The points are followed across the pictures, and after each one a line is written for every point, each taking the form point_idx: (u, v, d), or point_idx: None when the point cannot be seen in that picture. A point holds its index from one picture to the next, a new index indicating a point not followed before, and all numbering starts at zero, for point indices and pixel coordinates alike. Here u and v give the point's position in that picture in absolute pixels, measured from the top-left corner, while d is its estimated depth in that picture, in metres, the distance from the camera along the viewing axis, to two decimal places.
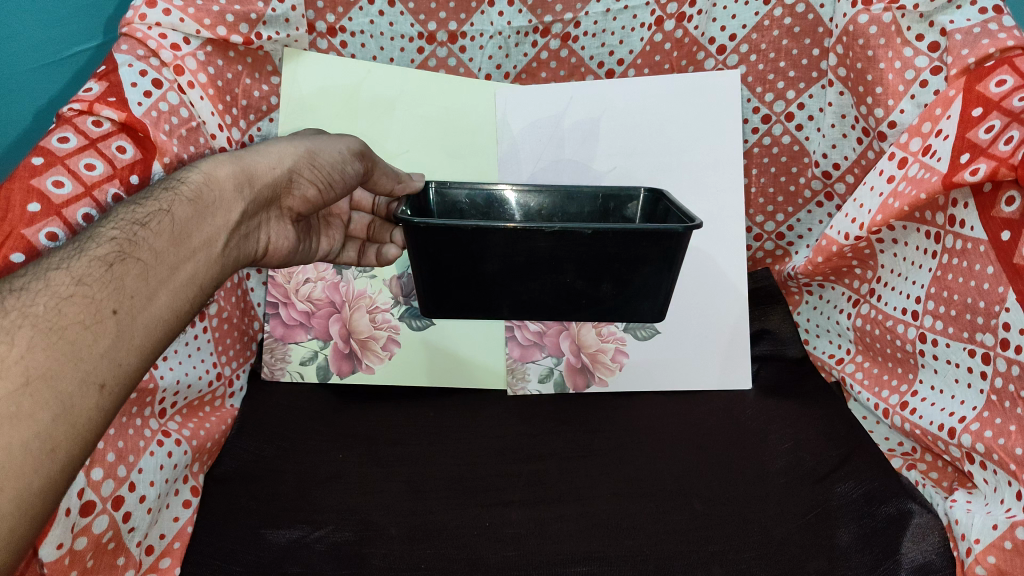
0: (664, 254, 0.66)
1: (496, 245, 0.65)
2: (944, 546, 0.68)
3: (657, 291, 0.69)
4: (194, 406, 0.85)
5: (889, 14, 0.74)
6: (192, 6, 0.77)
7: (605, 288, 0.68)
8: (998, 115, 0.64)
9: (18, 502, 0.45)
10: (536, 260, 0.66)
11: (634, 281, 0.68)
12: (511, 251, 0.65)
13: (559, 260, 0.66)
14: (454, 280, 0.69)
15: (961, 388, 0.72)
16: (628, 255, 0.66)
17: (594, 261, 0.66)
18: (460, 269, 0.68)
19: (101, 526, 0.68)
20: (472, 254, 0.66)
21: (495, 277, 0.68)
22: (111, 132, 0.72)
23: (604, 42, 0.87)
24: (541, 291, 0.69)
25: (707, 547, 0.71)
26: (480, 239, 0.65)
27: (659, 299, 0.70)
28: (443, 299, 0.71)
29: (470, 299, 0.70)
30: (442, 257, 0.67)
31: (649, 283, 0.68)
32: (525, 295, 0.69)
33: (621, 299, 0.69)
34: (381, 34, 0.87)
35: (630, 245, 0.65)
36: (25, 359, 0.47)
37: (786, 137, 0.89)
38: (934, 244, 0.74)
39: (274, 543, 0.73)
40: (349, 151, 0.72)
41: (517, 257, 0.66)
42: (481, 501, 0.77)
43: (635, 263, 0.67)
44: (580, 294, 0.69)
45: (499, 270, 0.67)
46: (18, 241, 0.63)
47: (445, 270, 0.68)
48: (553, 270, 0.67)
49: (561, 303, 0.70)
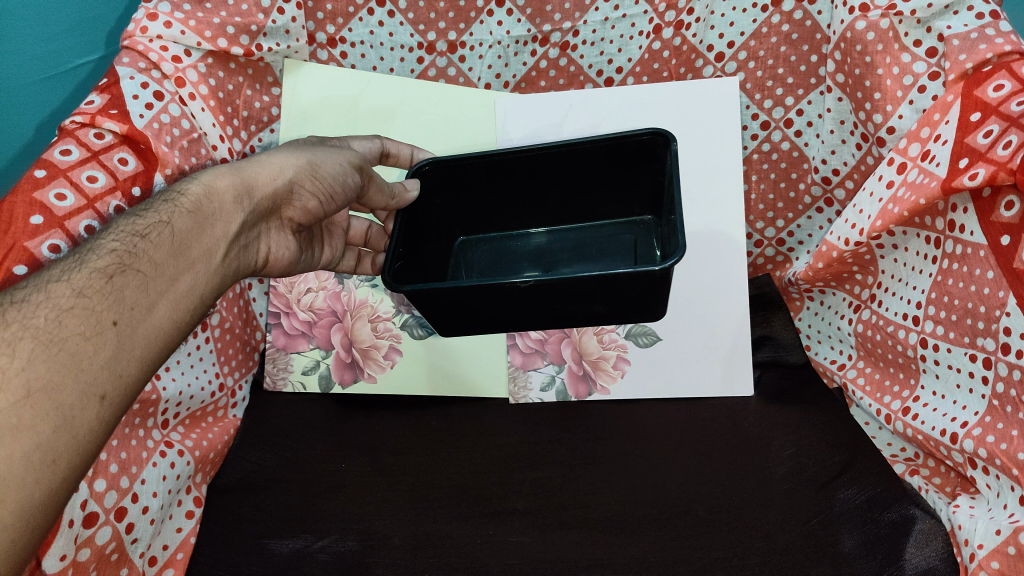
0: (650, 280, 0.67)
1: (485, 295, 0.68)
2: (947, 551, 0.70)
3: (653, 301, 0.72)
4: (197, 417, 0.85)
5: (886, 20, 0.75)
6: (192, 19, 0.77)
7: (598, 307, 0.71)
8: (997, 119, 0.64)
9: (19, 513, 0.45)
10: (528, 299, 0.69)
11: (626, 299, 0.70)
12: (503, 296, 0.68)
13: (550, 296, 0.68)
14: (459, 315, 0.73)
15: (962, 393, 0.72)
16: (612, 286, 0.67)
17: (581, 293, 0.68)
18: (459, 309, 0.72)
19: (104, 537, 0.69)
20: (463, 301, 0.70)
21: (491, 310, 0.72)
22: (112, 144, 0.72)
23: (603, 50, 0.88)
24: (540, 316, 0.73)
25: (711, 554, 0.73)
26: (469, 292, 0.68)
27: (654, 305, 0.72)
28: (451, 326, 0.76)
29: (476, 323, 0.75)
30: (441, 303, 0.70)
31: (639, 296, 0.70)
32: (526, 316, 0.73)
33: (615, 313, 0.72)
34: (381, 45, 0.87)
35: (611, 282, 0.66)
36: (25, 371, 0.47)
37: (786, 143, 0.89)
38: (935, 249, 0.74)
39: (277, 552, 0.77)
40: (349, 163, 0.71)
41: (506, 298, 0.69)
42: (483, 510, 0.79)
43: (620, 290, 0.68)
44: (575, 313, 0.72)
45: (494, 307, 0.71)
46: (21, 254, 0.63)
47: (443, 310, 0.72)
48: (545, 301, 0.70)
49: (560, 317, 0.73)
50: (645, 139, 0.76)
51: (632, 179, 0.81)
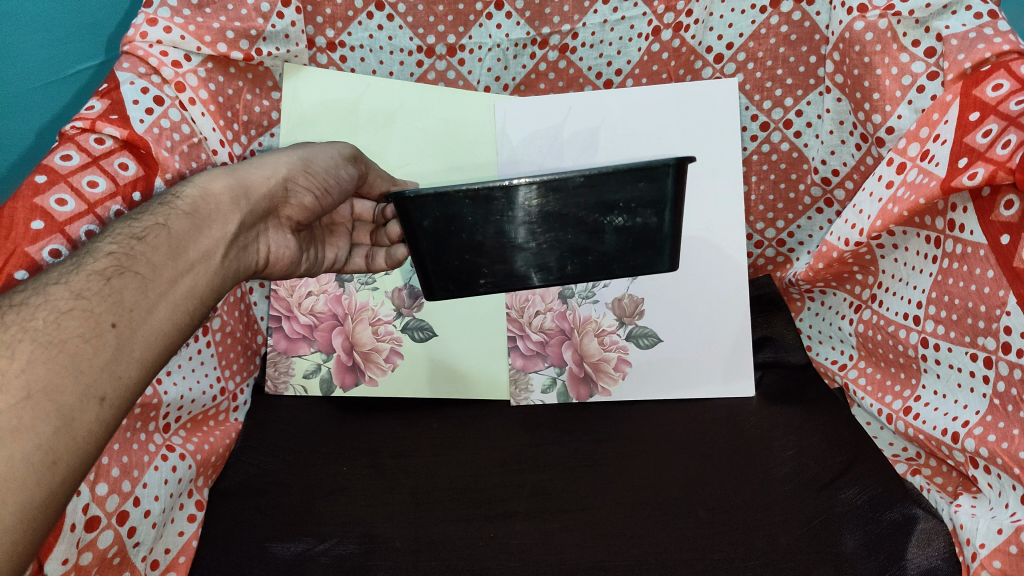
0: (659, 191, 0.67)
1: (492, 210, 0.67)
2: (950, 551, 0.70)
3: (660, 237, 0.70)
4: (199, 421, 0.85)
5: (885, 20, 0.75)
6: (192, 24, 0.77)
7: (609, 240, 0.69)
8: (995, 119, 0.64)
9: (20, 514, 0.45)
10: (536, 223, 0.68)
11: (636, 229, 0.69)
12: (509, 208, 0.67)
13: (560, 215, 0.67)
14: (458, 247, 0.70)
15: (963, 392, 0.72)
16: (623, 200, 0.67)
17: (593, 213, 0.67)
18: (458, 238, 0.69)
19: (107, 541, 0.69)
20: (468, 221, 0.68)
21: (491, 243, 0.69)
22: (113, 149, 0.72)
23: (602, 53, 0.88)
24: (547, 254, 0.70)
25: (712, 555, 0.73)
26: (475, 202, 0.67)
27: (664, 246, 0.70)
28: (447, 278, 0.72)
29: (475, 271, 0.71)
30: (441, 226, 0.68)
31: (654, 228, 0.69)
32: (532, 256, 0.70)
33: (628, 249, 0.70)
34: (381, 49, 0.88)
35: (623, 187, 0.66)
36: (26, 373, 0.47)
37: (785, 144, 0.90)
38: (934, 249, 0.74)
39: (279, 556, 0.75)
40: (341, 156, 0.74)
41: (511, 215, 0.67)
42: (485, 512, 0.78)
43: (635, 206, 0.67)
44: (586, 250, 0.69)
45: (500, 236, 0.69)
46: (22, 259, 0.63)
47: (445, 240, 0.69)
48: (551, 227, 0.68)
49: (570, 266, 0.71)
50: None
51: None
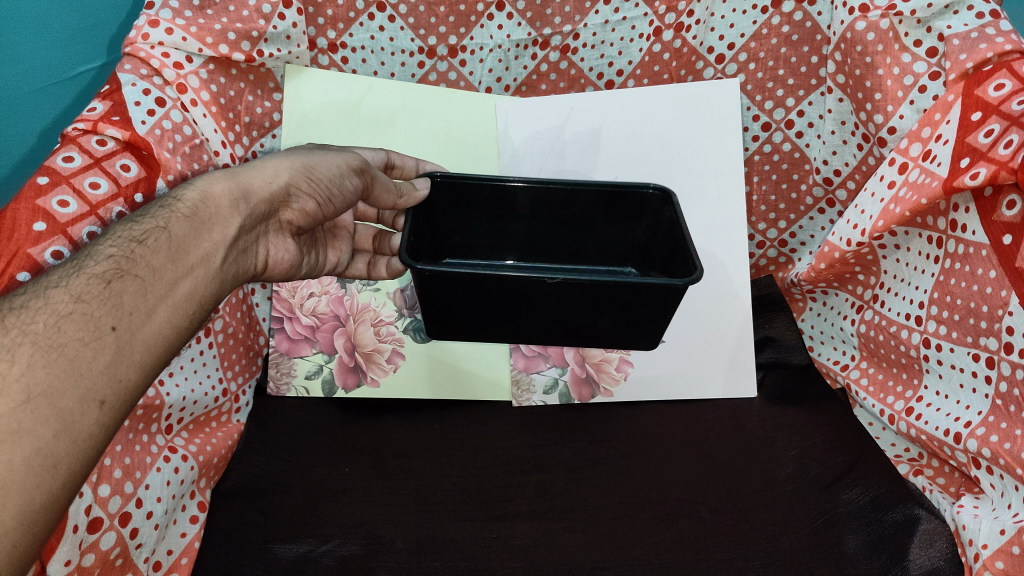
0: (662, 300, 0.65)
1: (498, 289, 0.66)
2: (952, 552, 0.70)
3: (651, 325, 0.69)
4: (200, 422, 0.85)
5: (886, 20, 0.75)
6: (194, 25, 0.77)
7: (604, 322, 0.69)
8: (998, 119, 0.64)
9: (20, 517, 0.45)
10: (535, 304, 0.67)
11: (633, 319, 0.68)
12: (512, 292, 0.66)
13: (562, 302, 0.66)
14: (460, 310, 0.70)
15: (965, 393, 0.72)
16: (626, 299, 0.65)
17: (594, 304, 0.66)
18: (462, 303, 0.69)
19: (109, 543, 0.69)
20: (472, 294, 0.67)
21: (492, 310, 0.69)
22: (115, 151, 0.72)
23: (603, 54, 0.88)
24: (543, 323, 0.70)
25: (716, 555, 0.72)
26: (480, 284, 0.65)
27: (653, 333, 0.70)
28: (446, 326, 0.73)
29: (474, 323, 0.72)
30: (446, 294, 0.67)
31: (648, 317, 0.68)
32: (529, 322, 0.70)
33: (620, 332, 0.70)
34: (381, 50, 0.88)
35: (626, 294, 0.64)
36: (25, 376, 0.47)
37: (786, 144, 0.90)
38: (937, 250, 0.74)
39: (281, 557, 0.75)
40: (348, 167, 0.71)
41: (515, 298, 0.67)
42: (488, 512, 0.78)
43: (637, 305, 0.66)
44: (581, 325, 0.70)
45: (503, 307, 0.68)
46: (24, 260, 0.63)
47: (450, 301, 0.69)
48: (550, 308, 0.67)
49: (559, 331, 0.71)
50: (650, 192, 0.77)
51: (626, 235, 0.80)
